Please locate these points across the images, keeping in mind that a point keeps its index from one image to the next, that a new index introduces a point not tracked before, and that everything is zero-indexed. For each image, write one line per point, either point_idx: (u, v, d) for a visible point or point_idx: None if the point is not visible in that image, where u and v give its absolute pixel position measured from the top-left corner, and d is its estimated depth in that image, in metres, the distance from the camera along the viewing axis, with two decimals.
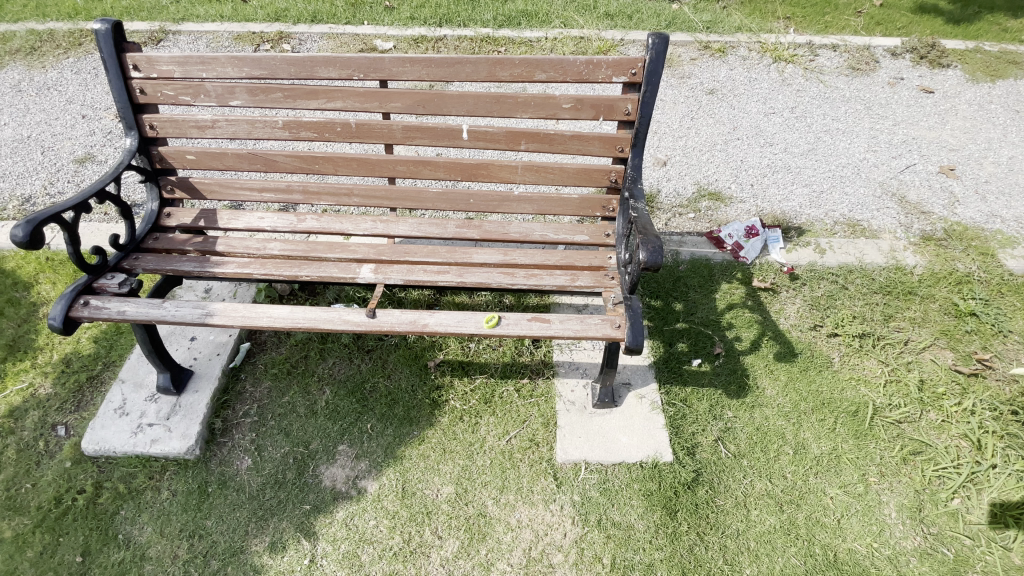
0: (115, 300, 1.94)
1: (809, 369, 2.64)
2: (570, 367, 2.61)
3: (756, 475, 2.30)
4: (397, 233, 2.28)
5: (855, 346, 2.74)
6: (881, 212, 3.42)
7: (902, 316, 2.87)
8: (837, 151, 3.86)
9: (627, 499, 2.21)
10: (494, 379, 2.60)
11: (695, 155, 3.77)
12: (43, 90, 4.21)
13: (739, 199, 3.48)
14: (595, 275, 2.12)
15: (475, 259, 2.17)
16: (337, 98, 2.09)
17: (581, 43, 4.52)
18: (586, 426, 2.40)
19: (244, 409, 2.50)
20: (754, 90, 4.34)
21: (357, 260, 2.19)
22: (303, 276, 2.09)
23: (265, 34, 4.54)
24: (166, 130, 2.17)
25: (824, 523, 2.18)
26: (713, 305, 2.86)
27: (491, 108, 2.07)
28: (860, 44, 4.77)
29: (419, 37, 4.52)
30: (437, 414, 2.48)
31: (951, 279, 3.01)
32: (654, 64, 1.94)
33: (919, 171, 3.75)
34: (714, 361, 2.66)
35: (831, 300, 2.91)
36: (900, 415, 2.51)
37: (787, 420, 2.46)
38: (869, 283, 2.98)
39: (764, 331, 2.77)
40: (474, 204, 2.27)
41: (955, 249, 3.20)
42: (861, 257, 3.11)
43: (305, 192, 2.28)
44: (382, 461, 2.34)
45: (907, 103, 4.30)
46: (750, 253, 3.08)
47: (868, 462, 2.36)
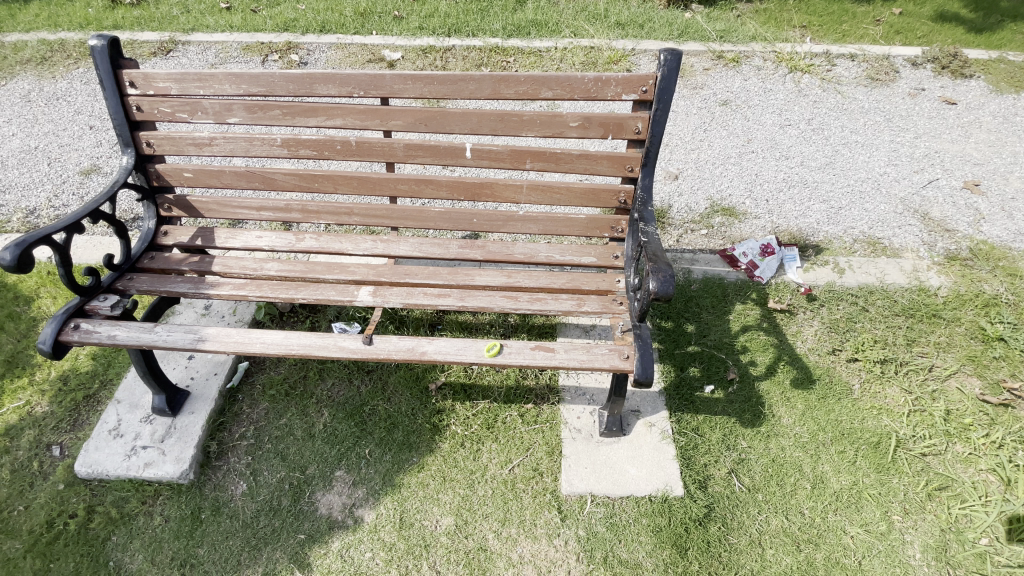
0: (106, 324, 1.89)
1: (828, 397, 2.52)
2: (576, 393, 2.52)
3: (772, 511, 2.18)
4: (398, 254, 2.20)
5: (876, 372, 2.62)
6: (902, 229, 3.29)
7: (926, 341, 2.74)
8: (856, 165, 3.74)
9: (635, 535, 2.11)
10: (497, 403, 2.51)
11: (708, 169, 3.66)
12: (52, 101, 4.23)
13: (753, 214, 3.36)
14: (603, 300, 2.02)
15: (477, 282, 2.08)
16: (336, 116, 2.02)
17: (592, 53, 4.44)
18: (593, 456, 2.30)
19: (240, 432, 2.43)
20: (769, 100, 4.22)
21: (356, 281, 2.11)
22: (299, 299, 2.03)
23: (273, 44, 4.51)
24: (163, 147, 2.13)
25: (845, 565, 2.05)
26: (726, 327, 2.75)
27: (494, 125, 2.00)
28: (879, 54, 4.65)
29: (427, 47, 4.47)
30: (437, 439, 2.40)
31: (977, 301, 2.87)
32: (666, 80, 1.84)
33: (941, 187, 3.61)
34: (728, 387, 2.54)
35: (851, 323, 2.78)
36: (925, 447, 2.38)
37: (804, 452, 2.35)
38: (891, 305, 2.85)
39: (781, 355, 2.66)
40: (477, 223, 2.18)
41: (981, 269, 3.06)
42: (882, 277, 2.98)
43: (303, 211, 2.22)
44: (380, 489, 2.26)
45: (928, 115, 4.16)
46: (765, 272, 2.97)
47: (891, 498, 2.23)
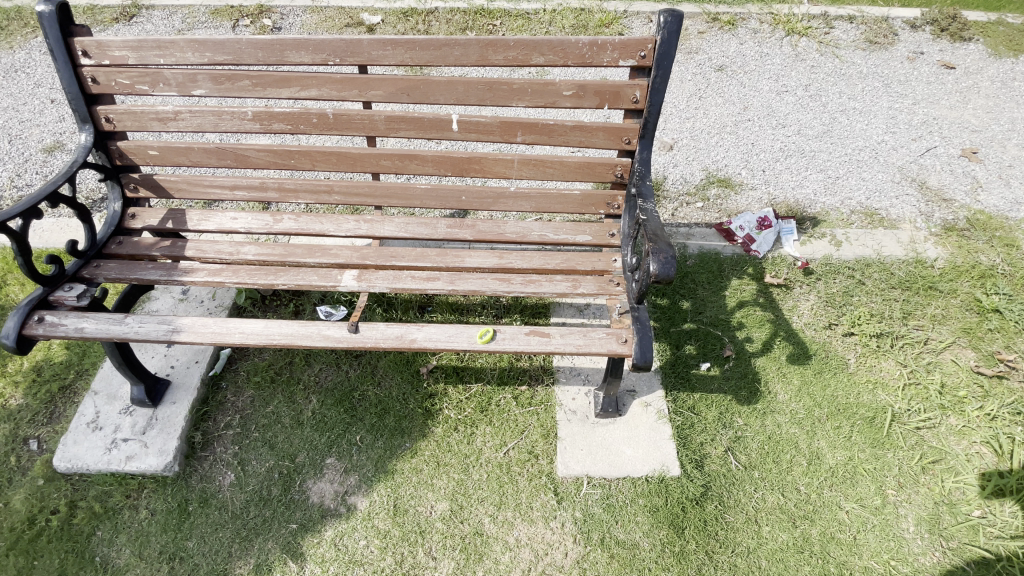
0: (73, 316, 1.78)
1: (824, 372, 2.51)
2: (570, 373, 2.47)
3: (768, 488, 2.17)
4: (382, 234, 2.08)
5: (871, 346, 2.60)
6: (900, 199, 3.22)
7: (921, 313, 2.72)
8: (854, 133, 3.64)
9: (632, 515, 2.09)
10: (490, 386, 2.45)
11: (704, 138, 3.54)
12: (10, 73, 3.95)
13: (750, 185, 3.27)
14: (599, 280, 1.93)
15: (468, 263, 1.98)
16: (311, 87, 1.88)
17: (582, 15, 4.23)
18: (588, 438, 2.27)
19: (225, 421, 2.36)
20: (766, 65, 4.08)
21: (339, 265, 2.00)
22: (280, 284, 1.92)
23: (244, 8, 4.24)
24: (124, 123, 1.97)
25: (839, 539, 2.06)
26: (722, 303, 2.70)
27: (483, 95, 1.86)
28: (878, 16, 4.49)
29: (409, 10, 4.23)
30: (430, 424, 2.35)
31: (973, 273, 2.84)
32: (666, 45, 1.71)
33: (939, 155, 3.54)
34: (724, 364, 2.51)
35: (847, 297, 2.75)
36: (920, 421, 2.37)
37: (799, 428, 2.33)
38: (888, 278, 2.81)
39: (777, 331, 2.62)
40: (466, 201, 2.07)
41: (978, 239, 3.01)
42: (879, 249, 2.92)
43: (280, 189, 2.09)
44: (372, 476, 2.21)
45: (927, 80, 4.05)
46: (762, 246, 2.89)
47: (884, 473, 2.23)
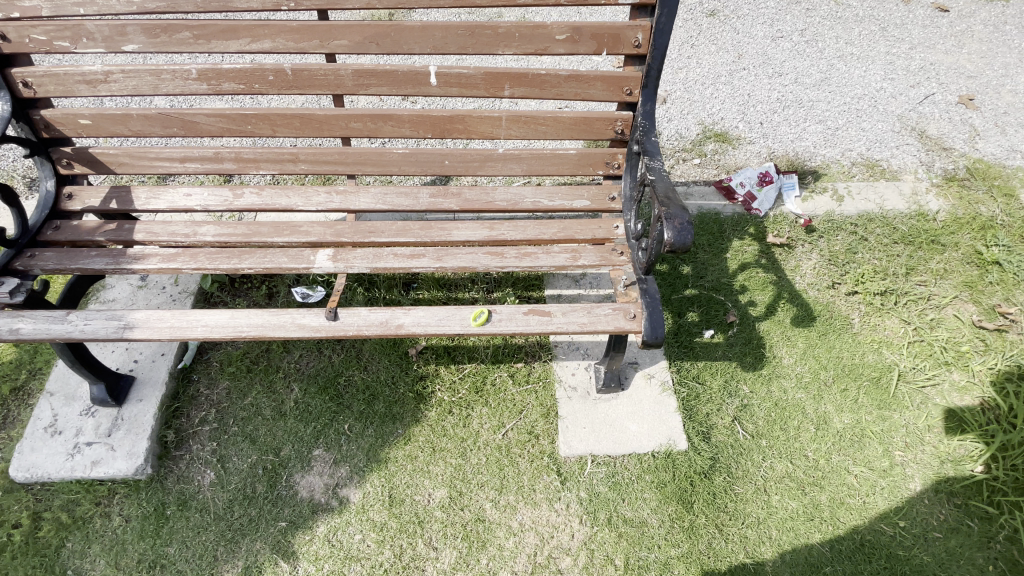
0: (5, 316, 1.56)
1: (828, 334, 2.43)
2: (569, 348, 2.34)
3: (776, 456, 2.11)
4: (358, 207, 1.85)
5: (875, 304, 2.52)
6: (901, 149, 3.09)
7: (924, 269, 2.63)
8: (852, 81, 3.46)
9: (639, 492, 2.02)
10: (485, 365, 2.31)
11: (697, 90, 3.32)
12: None
13: (747, 139, 3.09)
14: (601, 250, 1.77)
15: (456, 236, 1.78)
16: (264, 38, 1.62)
17: None
18: (591, 415, 2.16)
19: (200, 416, 2.19)
20: (759, 9, 3.83)
21: (311, 244, 1.79)
22: (245, 269, 1.71)
23: None
24: (45, 87, 1.69)
25: (849, 504, 2.01)
26: (724, 267, 2.58)
27: (464, 42, 1.63)
28: None
29: None
30: (423, 408, 2.21)
31: (975, 224, 2.75)
32: None
33: (938, 102, 3.39)
34: (728, 331, 2.41)
35: (850, 254, 2.65)
36: (925, 379, 2.32)
37: (806, 393, 2.26)
38: (890, 233, 2.71)
39: (780, 293, 2.52)
40: (450, 166, 1.86)
41: (978, 189, 2.92)
42: (881, 203, 2.81)
43: (238, 160, 1.85)
44: (363, 466, 2.08)
45: (924, 23, 3.87)
46: (763, 205, 2.75)
47: (892, 434, 2.18)
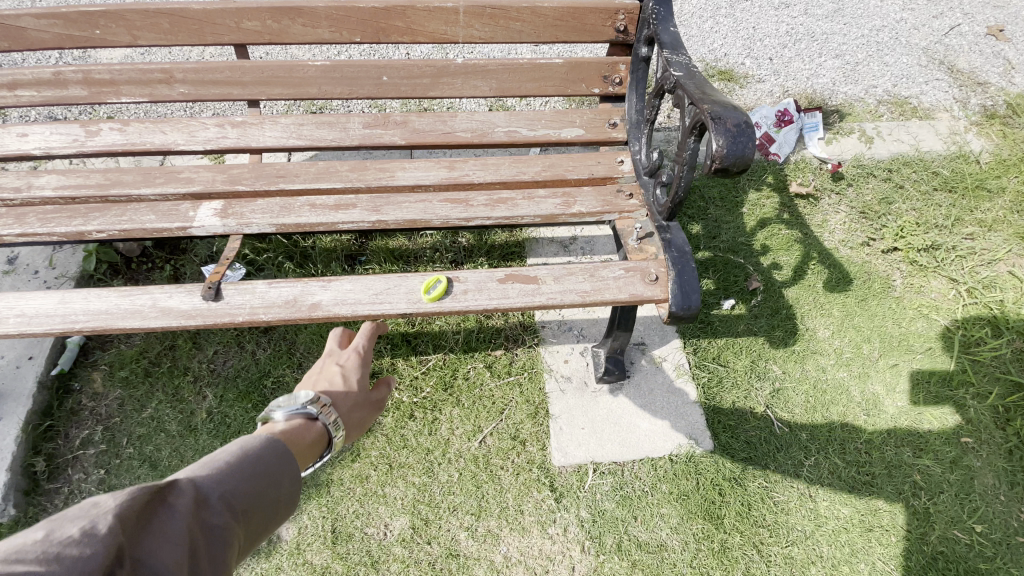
0: None
1: (869, 299, 2.01)
2: (559, 329, 1.88)
3: (820, 452, 1.69)
4: (264, 145, 1.34)
5: (919, 262, 2.12)
6: (930, 85, 2.67)
7: (971, 219, 2.24)
8: (868, 11, 3.02)
9: (655, 507, 1.59)
10: (455, 354, 1.83)
11: (695, 22, 2.84)
12: None
13: (757, 77, 2.63)
14: (601, 192, 1.30)
15: (401, 179, 1.28)
16: None
17: None
18: (590, 412, 1.72)
19: (81, 437, 1.67)
20: None
21: (195, 196, 1.27)
22: (94, 231, 1.21)
23: None
24: None
25: (914, 508, 1.62)
26: (741, 224, 2.13)
27: None
28: None
29: None
30: (376, 413, 1.73)
31: (1023, 167, 2.36)
32: None
33: (965, 33, 2.99)
34: (751, 300, 1.97)
35: (886, 205, 2.23)
36: (986, 349, 1.93)
37: (848, 371, 1.85)
38: (930, 179, 2.30)
39: (809, 253, 2.09)
40: (390, 84, 1.34)
41: (1022, 127, 2.53)
42: (916, 145, 2.40)
43: (88, 83, 1.33)
44: (299, 492, 1.60)
45: None
46: (783, 147, 2.31)
47: (956, 417, 1.79)
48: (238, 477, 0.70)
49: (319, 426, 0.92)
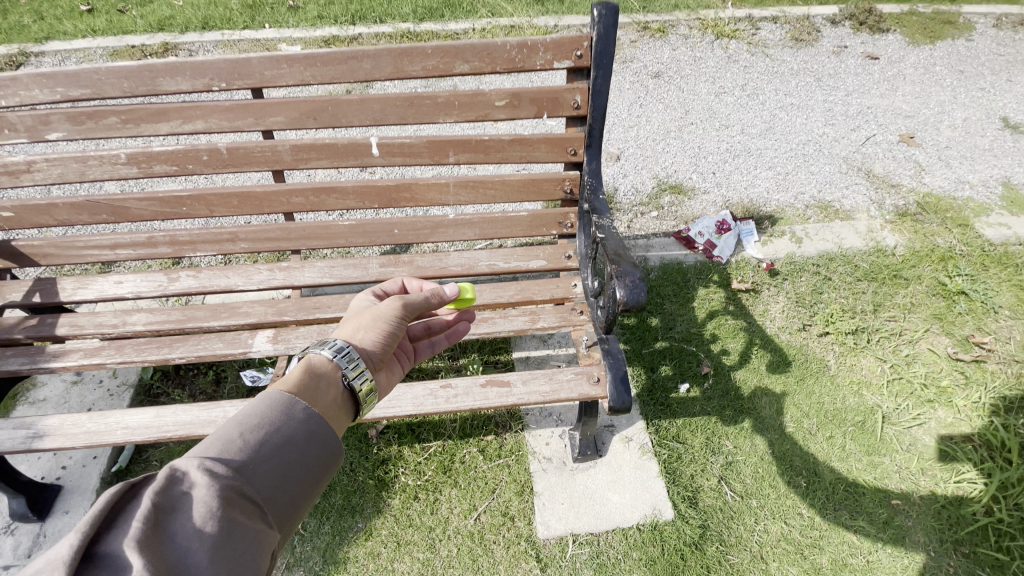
0: None
1: (806, 378, 2.35)
2: (542, 415, 2.21)
3: (769, 517, 1.96)
4: (303, 283, 1.77)
5: (848, 344, 2.48)
6: (850, 189, 3.18)
7: (891, 304, 2.63)
8: (795, 128, 3.62)
9: (626, 572, 1.83)
10: (452, 441, 2.15)
11: (649, 146, 3.42)
12: None
13: (702, 189, 3.15)
14: (560, 310, 1.70)
15: None
16: (194, 119, 1.54)
17: (512, 32, 4.10)
18: (569, 488, 2.00)
19: None
20: (701, 69, 4.04)
21: (251, 325, 1.68)
22: (176, 358, 1.59)
23: (146, 47, 4.04)
24: None
25: (852, 565, 1.86)
26: (692, 316, 2.53)
27: (404, 112, 1.59)
28: (800, 15, 4.59)
29: (330, 38, 4.02)
30: (386, 496, 2.02)
31: (933, 256, 2.78)
32: (604, 41, 1.49)
33: (880, 142, 3.54)
34: (703, 383, 2.32)
35: (817, 295, 2.64)
36: (910, 419, 2.23)
37: (792, 443, 2.15)
38: (853, 271, 2.72)
39: (752, 339, 2.46)
40: (400, 234, 1.80)
41: (932, 222, 2.98)
42: (839, 242, 2.85)
43: (172, 243, 1.75)
44: (320, 569, 1.86)
45: (855, 72, 4.13)
46: (724, 251, 2.75)
47: (887, 482, 2.06)
48: (257, 428, 0.79)
49: (339, 387, 1.03)
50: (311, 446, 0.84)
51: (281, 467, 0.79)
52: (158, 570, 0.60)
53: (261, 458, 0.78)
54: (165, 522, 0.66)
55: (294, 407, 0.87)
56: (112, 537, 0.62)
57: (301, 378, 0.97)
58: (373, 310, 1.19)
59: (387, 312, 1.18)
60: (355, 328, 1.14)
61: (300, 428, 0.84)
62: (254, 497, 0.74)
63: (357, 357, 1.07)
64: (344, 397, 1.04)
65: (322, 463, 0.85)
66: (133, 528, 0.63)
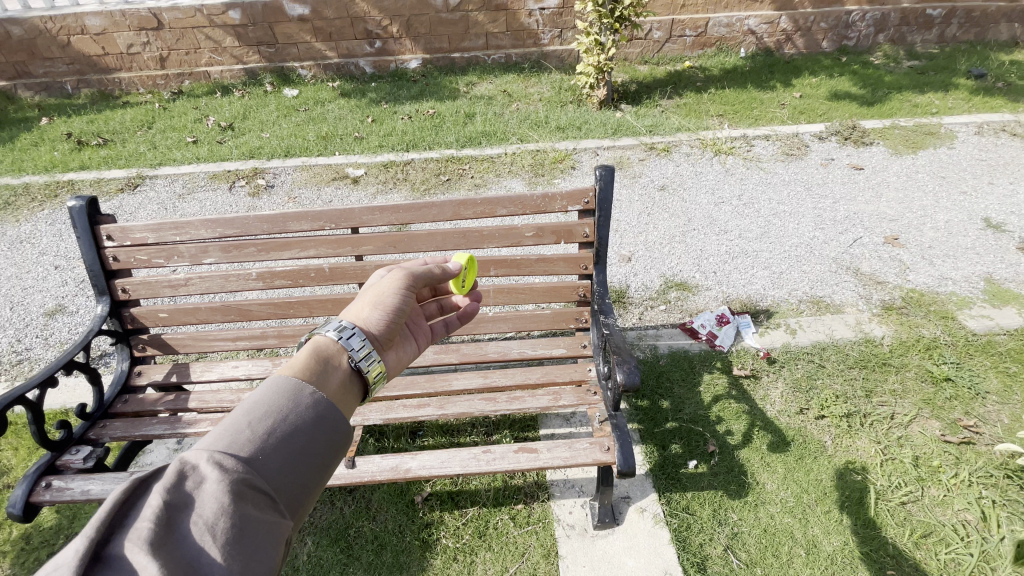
0: (79, 479, 1.85)
1: (805, 457, 2.61)
2: (565, 486, 2.52)
3: None
4: None
5: (843, 426, 2.74)
6: (840, 286, 3.58)
7: (882, 389, 2.91)
8: (788, 232, 4.11)
9: None
10: (487, 508, 2.47)
11: (657, 249, 3.95)
12: (15, 244, 4.35)
13: (705, 286, 3.61)
14: (578, 391, 2.11)
15: (455, 386, 2.14)
16: (309, 248, 2.16)
17: (538, 155, 4.88)
18: (589, 552, 2.27)
19: None
20: (701, 182, 4.67)
21: None
22: None
23: (240, 171, 4.96)
24: (138, 292, 2.20)
25: None
26: (699, 399, 2.87)
27: (458, 242, 2.17)
28: (789, 133, 5.27)
29: (388, 163, 4.89)
30: (429, 556, 2.32)
31: (919, 346, 3.10)
32: (604, 192, 2.08)
33: (866, 243, 3.98)
34: (711, 460, 2.61)
35: (812, 381, 2.95)
36: (903, 496, 2.45)
37: (793, 517, 2.38)
38: (844, 359, 3.05)
39: (754, 421, 2.76)
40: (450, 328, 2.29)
41: (917, 315, 3.32)
42: (830, 333, 3.20)
43: (279, 335, 2.29)
44: None
45: (842, 181, 4.68)
46: (725, 341, 3.14)
47: (883, 554, 2.26)
48: (263, 419, 0.94)
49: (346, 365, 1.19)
50: (319, 432, 0.99)
51: (287, 454, 0.93)
52: (163, 552, 0.73)
53: (268, 448, 0.92)
54: (175, 517, 0.78)
55: (298, 393, 1.02)
56: (119, 540, 0.74)
57: (307, 362, 1.13)
58: (376, 291, 1.40)
59: (387, 291, 1.40)
60: (360, 308, 1.35)
61: (305, 418, 0.99)
62: (263, 486, 0.88)
63: (361, 340, 1.25)
64: (352, 377, 1.19)
65: (332, 445, 1.01)
66: (144, 527, 0.75)
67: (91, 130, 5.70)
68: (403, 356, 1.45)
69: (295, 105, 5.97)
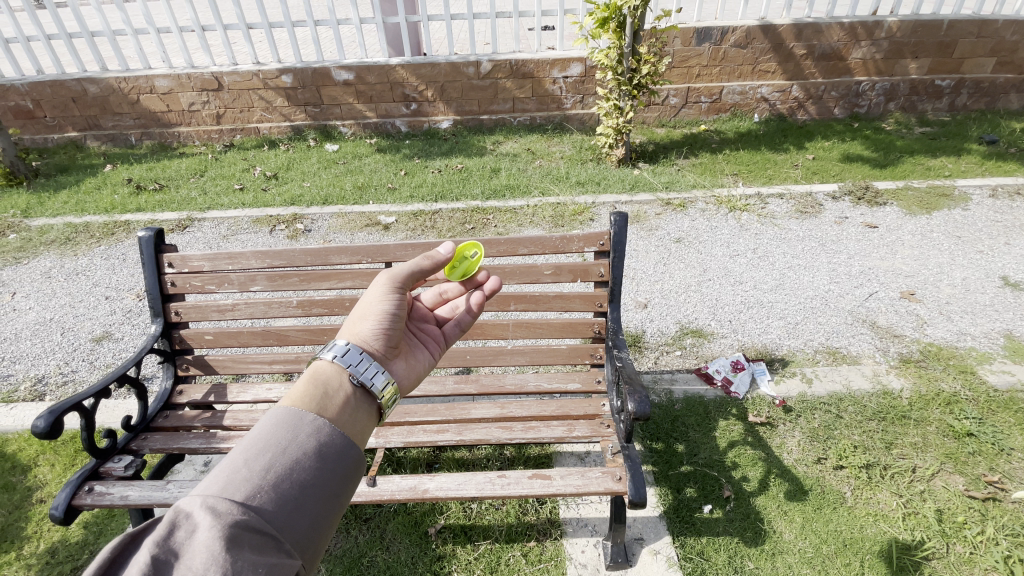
0: (119, 485, 1.96)
1: (823, 507, 2.56)
2: (578, 525, 2.52)
3: None
4: None
5: (863, 478, 2.69)
6: (856, 338, 3.60)
7: (903, 442, 2.87)
8: (803, 285, 4.19)
9: None
10: (499, 543, 2.48)
11: (673, 297, 4.06)
12: (72, 276, 4.71)
13: (720, 334, 3.67)
14: (592, 424, 2.18)
15: (474, 414, 2.24)
16: (346, 279, 2.35)
17: (559, 207, 5.15)
18: None
19: None
20: (717, 235, 4.83)
21: None
22: None
23: (280, 216, 5.34)
24: (189, 314, 2.41)
25: None
26: (714, 444, 2.87)
27: None
28: (803, 192, 5.45)
29: (417, 212, 5.21)
30: None
31: (939, 400, 3.07)
32: (618, 236, 2.25)
33: (882, 298, 4.02)
34: (726, 506, 2.58)
35: (829, 431, 2.93)
36: (926, 551, 2.38)
37: (811, 568, 2.33)
38: (862, 410, 3.03)
39: (770, 469, 2.74)
40: (470, 359, 2.41)
41: (935, 368, 3.31)
42: (847, 384, 3.20)
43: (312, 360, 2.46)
44: None
45: (856, 238, 4.78)
46: (740, 387, 3.17)
47: None
48: (261, 455, 0.99)
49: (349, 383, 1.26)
50: (317, 467, 1.03)
51: (284, 493, 0.96)
52: None
53: (265, 490, 0.95)
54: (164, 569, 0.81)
55: (298, 425, 1.07)
56: None
57: (306, 391, 1.18)
58: (364, 304, 1.49)
59: (375, 302, 1.49)
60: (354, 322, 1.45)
61: (304, 451, 1.03)
62: (259, 528, 0.91)
63: (358, 356, 1.32)
64: (359, 394, 1.26)
65: (332, 477, 1.04)
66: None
67: (149, 177, 6.23)
68: (412, 362, 1.55)
69: (335, 158, 6.46)
